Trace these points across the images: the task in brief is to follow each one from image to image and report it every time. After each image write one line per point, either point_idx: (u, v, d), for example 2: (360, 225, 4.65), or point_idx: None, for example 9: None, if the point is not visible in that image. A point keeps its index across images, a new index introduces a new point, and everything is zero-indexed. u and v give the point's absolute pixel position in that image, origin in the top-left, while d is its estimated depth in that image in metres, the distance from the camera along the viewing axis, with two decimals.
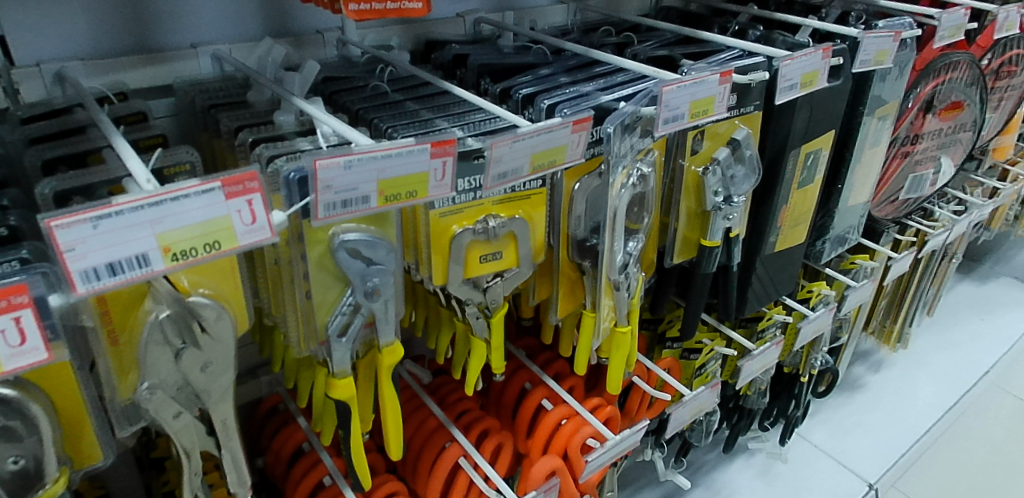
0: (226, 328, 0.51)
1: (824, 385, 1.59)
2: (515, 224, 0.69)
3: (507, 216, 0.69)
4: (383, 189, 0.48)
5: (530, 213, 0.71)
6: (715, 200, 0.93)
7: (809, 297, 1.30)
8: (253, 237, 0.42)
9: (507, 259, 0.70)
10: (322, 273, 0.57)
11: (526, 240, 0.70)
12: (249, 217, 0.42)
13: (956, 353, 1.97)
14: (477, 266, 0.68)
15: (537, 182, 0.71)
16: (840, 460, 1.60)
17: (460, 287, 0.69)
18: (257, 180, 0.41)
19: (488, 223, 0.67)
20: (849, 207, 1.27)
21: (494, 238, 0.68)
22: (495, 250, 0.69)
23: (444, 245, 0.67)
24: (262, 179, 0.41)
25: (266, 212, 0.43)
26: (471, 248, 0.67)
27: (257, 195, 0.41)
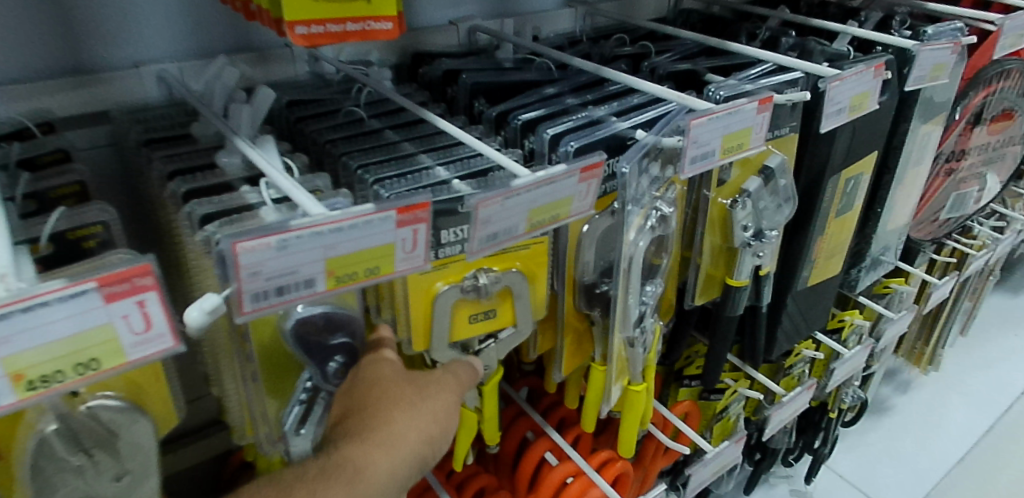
0: (144, 434, 0.40)
1: (852, 412, 1.46)
2: (512, 278, 0.57)
3: (501, 269, 0.57)
4: (332, 270, 0.37)
5: (530, 262, 0.60)
6: (744, 235, 0.81)
7: (841, 328, 1.18)
8: (147, 347, 0.32)
9: (503, 319, 0.60)
10: (268, 356, 0.47)
11: (526, 299, 0.59)
12: (139, 323, 0.31)
13: (992, 373, 1.81)
14: (466, 328, 0.58)
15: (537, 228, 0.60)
16: (868, 492, 1.48)
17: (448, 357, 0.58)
18: (151, 275, 0.30)
19: (477, 280, 0.55)
20: (887, 231, 1.14)
21: (485, 297, 0.57)
22: (488, 307, 0.58)
23: (425, 310, 0.55)
24: (159, 272, 0.31)
25: (167, 314, 0.32)
26: (458, 307, 0.56)
27: (152, 294, 0.31)
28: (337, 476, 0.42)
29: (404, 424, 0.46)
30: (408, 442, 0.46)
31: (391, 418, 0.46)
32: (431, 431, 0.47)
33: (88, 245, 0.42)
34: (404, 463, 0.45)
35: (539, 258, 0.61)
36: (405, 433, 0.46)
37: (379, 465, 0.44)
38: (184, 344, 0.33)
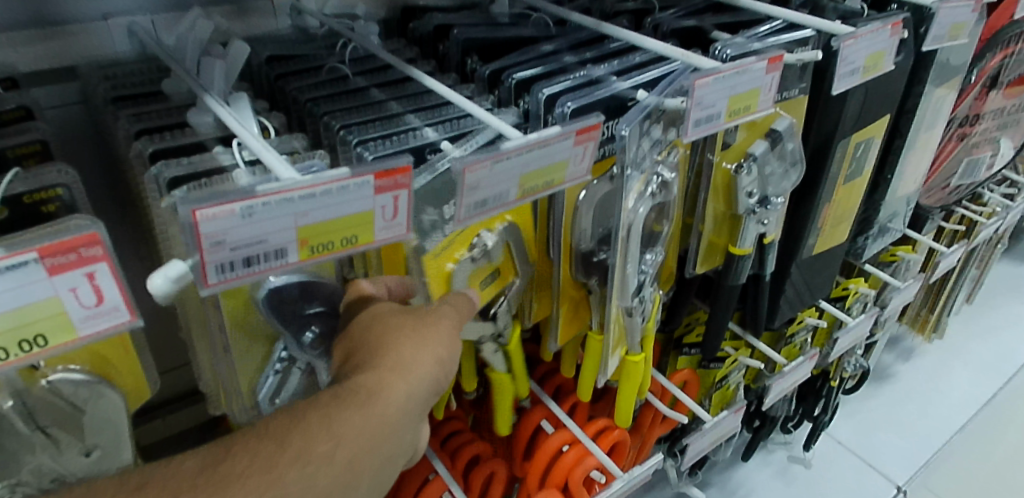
0: (112, 408, 0.39)
1: (853, 380, 1.45)
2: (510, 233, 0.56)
3: (499, 227, 0.55)
4: (305, 239, 0.35)
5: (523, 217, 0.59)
6: (748, 202, 0.79)
7: (845, 296, 1.16)
8: (101, 322, 0.30)
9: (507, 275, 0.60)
10: (242, 330, 0.44)
11: (520, 245, 0.58)
12: (90, 296, 0.29)
13: (995, 342, 1.79)
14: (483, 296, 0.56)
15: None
16: (867, 459, 1.47)
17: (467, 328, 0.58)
18: (100, 245, 0.28)
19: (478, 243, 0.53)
20: (897, 197, 1.11)
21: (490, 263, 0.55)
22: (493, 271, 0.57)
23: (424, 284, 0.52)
24: (109, 242, 0.28)
25: (120, 287, 0.30)
26: (472, 279, 0.54)
27: (102, 266, 0.28)
28: (350, 404, 0.40)
29: (417, 350, 0.43)
30: (419, 365, 0.43)
31: (401, 347, 0.43)
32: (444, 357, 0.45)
33: (47, 209, 0.39)
34: (419, 386, 0.43)
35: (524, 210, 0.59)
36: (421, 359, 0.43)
37: (394, 390, 0.41)
38: (142, 318, 0.31)
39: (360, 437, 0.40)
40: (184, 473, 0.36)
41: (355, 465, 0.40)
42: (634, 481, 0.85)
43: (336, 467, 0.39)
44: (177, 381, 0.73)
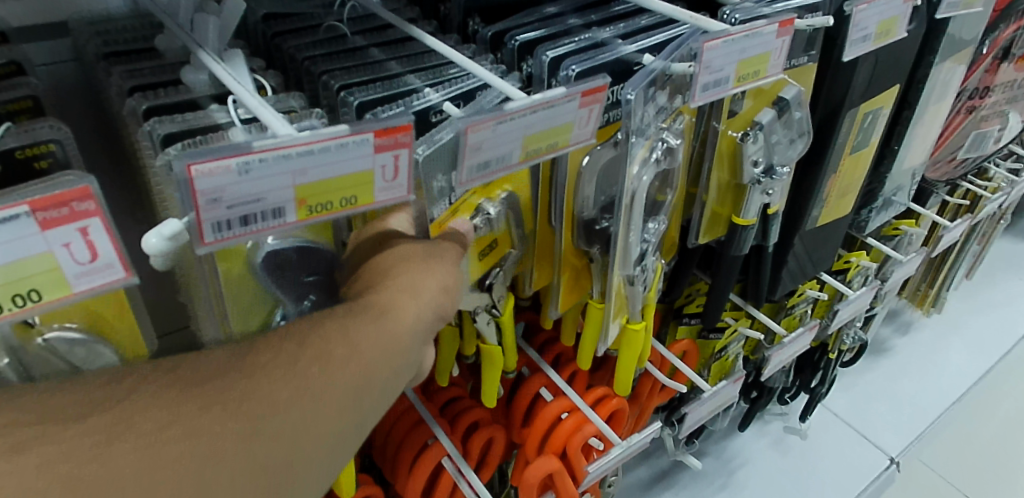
0: (109, 367, 0.38)
1: (851, 353, 1.45)
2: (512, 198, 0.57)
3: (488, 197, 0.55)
4: (304, 199, 0.34)
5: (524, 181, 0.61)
6: (754, 172, 0.77)
7: (846, 269, 1.16)
8: (96, 278, 0.29)
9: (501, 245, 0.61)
10: (239, 295, 0.44)
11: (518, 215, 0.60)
12: (83, 252, 0.28)
13: (993, 318, 1.79)
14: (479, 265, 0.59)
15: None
16: (862, 431, 1.48)
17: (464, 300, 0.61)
18: (92, 200, 0.27)
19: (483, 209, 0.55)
20: (902, 169, 1.10)
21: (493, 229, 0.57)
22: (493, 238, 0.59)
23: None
24: (101, 196, 0.28)
25: (114, 243, 0.29)
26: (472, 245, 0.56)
27: (96, 221, 0.28)
28: (361, 317, 0.40)
29: (425, 275, 0.44)
30: (426, 289, 0.43)
31: (413, 270, 0.43)
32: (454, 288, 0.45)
33: (40, 165, 0.39)
34: (426, 309, 0.43)
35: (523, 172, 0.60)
36: (432, 283, 0.44)
37: (404, 310, 0.42)
38: (137, 276, 0.30)
39: (374, 349, 0.39)
40: (216, 362, 0.36)
41: (367, 379, 0.39)
42: (632, 449, 0.86)
43: (350, 372, 0.38)
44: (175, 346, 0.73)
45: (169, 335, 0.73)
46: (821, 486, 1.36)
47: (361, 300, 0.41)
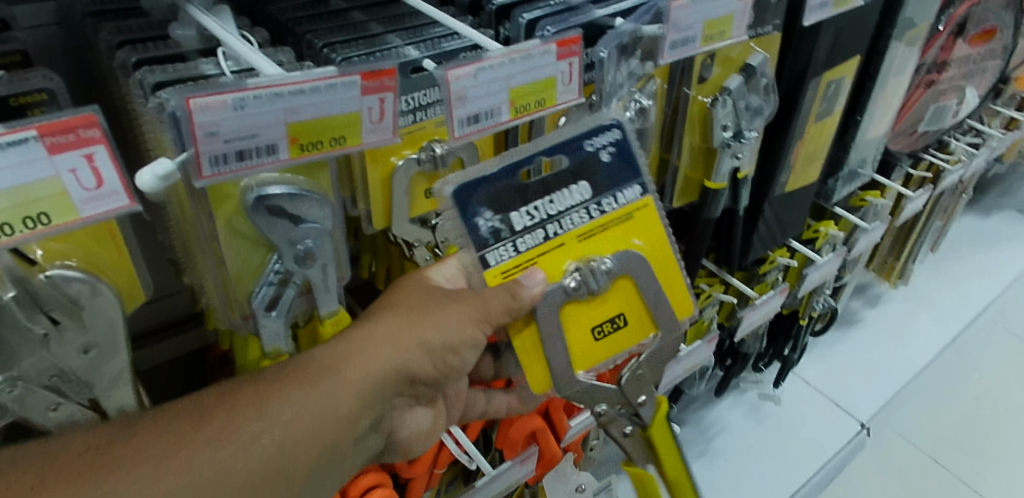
0: (108, 306, 0.40)
1: (822, 322, 1.49)
2: (636, 261, 0.55)
3: (455, 139, 0.55)
4: (295, 137, 0.36)
5: (663, 250, 0.58)
6: (723, 135, 0.80)
7: (815, 238, 1.20)
8: (101, 204, 0.33)
9: (631, 333, 0.58)
10: (234, 239, 0.46)
11: (649, 283, 0.57)
12: (89, 178, 0.32)
13: (955, 290, 1.85)
14: (594, 344, 0.56)
15: (636, 193, 0.56)
16: (834, 399, 1.53)
17: (576, 388, 0.56)
18: (97, 128, 0.31)
19: (580, 263, 0.53)
20: (866, 140, 1.14)
21: (599, 289, 0.54)
22: (618, 312, 0.57)
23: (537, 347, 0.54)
24: (105, 125, 0.32)
25: (119, 174, 0.33)
26: (574, 317, 0.55)
27: (101, 148, 0.32)
28: (289, 395, 0.44)
29: (371, 355, 0.48)
30: (370, 370, 0.47)
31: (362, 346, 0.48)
32: (442, 350, 0.50)
33: (33, 113, 0.40)
34: (363, 390, 0.46)
35: (652, 222, 0.57)
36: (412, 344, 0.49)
37: (340, 390, 0.45)
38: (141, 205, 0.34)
39: (295, 424, 0.43)
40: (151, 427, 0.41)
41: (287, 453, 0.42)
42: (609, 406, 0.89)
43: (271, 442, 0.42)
44: (162, 313, 0.73)
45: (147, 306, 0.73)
46: (794, 452, 1.40)
47: (312, 368, 0.46)
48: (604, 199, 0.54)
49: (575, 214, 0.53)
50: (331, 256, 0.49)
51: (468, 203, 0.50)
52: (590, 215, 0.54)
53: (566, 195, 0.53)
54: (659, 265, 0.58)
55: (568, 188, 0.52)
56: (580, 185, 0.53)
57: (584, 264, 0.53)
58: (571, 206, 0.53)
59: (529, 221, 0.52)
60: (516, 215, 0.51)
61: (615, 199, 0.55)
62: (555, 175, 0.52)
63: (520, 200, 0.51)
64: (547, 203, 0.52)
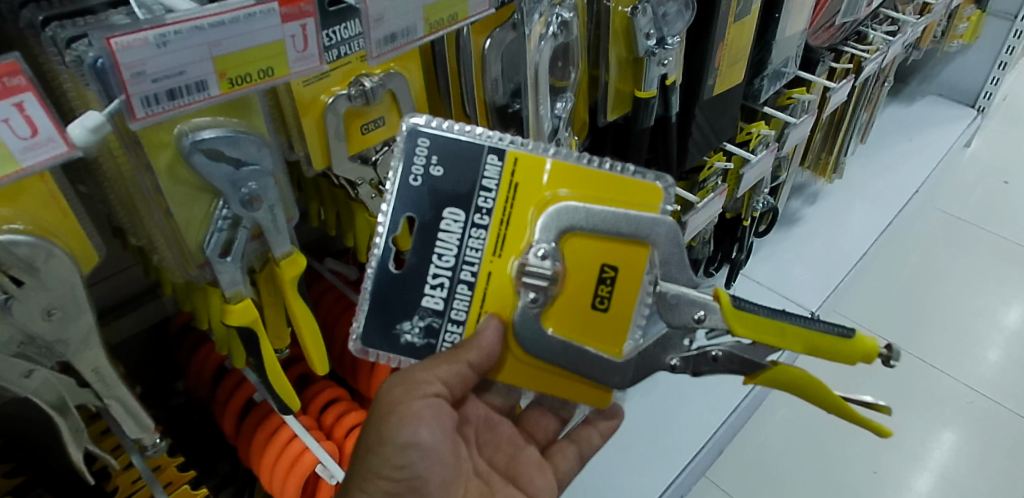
0: (64, 266, 0.42)
1: (764, 224, 1.54)
2: (558, 222, 0.55)
3: (382, 72, 0.56)
4: (223, 72, 0.40)
5: (567, 173, 0.55)
6: (647, 44, 0.82)
7: (749, 140, 1.24)
8: (39, 151, 0.36)
9: (630, 272, 0.57)
10: (178, 186, 0.46)
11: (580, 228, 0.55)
12: (24, 128, 0.35)
13: (887, 175, 1.88)
14: (609, 316, 0.58)
15: (495, 163, 0.55)
16: (784, 293, 1.55)
17: (630, 373, 0.59)
18: (22, 76, 0.34)
19: (523, 277, 0.55)
20: (786, 38, 1.17)
21: (554, 289, 0.56)
22: (599, 266, 0.57)
23: (547, 373, 0.60)
24: (29, 73, 0.35)
25: (48, 118, 0.36)
26: (569, 327, 0.58)
27: (29, 96, 0.35)
28: None
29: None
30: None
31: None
32: (383, 467, 0.55)
33: None
34: None
35: (529, 189, 0.55)
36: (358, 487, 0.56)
37: None
38: (77, 149, 0.38)
39: None
40: None
41: None
42: None
43: None
44: (116, 290, 0.73)
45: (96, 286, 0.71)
46: None
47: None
48: (478, 200, 0.55)
49: (471, 240, 0.56)
50: (277, 196, 0.50)
51: (386, 330, 0.58)
52: (484, 229, 0.56)
53: (447, 237, 0.55)
54: (577, 194, 0.55)
55: (441, 233, 0.55)
56: (449, 214, 0.55)
57: (527, 279, 0.55)
58: (459, 240, 0.56)
59: (443, 291, 0.57)
60: (428, 300, 0.57)
61: (486, 188, 0.55)
62: (420, 236, 0.55)
63: (417, 282, 0.56)
64: (440, 252, 0.56)
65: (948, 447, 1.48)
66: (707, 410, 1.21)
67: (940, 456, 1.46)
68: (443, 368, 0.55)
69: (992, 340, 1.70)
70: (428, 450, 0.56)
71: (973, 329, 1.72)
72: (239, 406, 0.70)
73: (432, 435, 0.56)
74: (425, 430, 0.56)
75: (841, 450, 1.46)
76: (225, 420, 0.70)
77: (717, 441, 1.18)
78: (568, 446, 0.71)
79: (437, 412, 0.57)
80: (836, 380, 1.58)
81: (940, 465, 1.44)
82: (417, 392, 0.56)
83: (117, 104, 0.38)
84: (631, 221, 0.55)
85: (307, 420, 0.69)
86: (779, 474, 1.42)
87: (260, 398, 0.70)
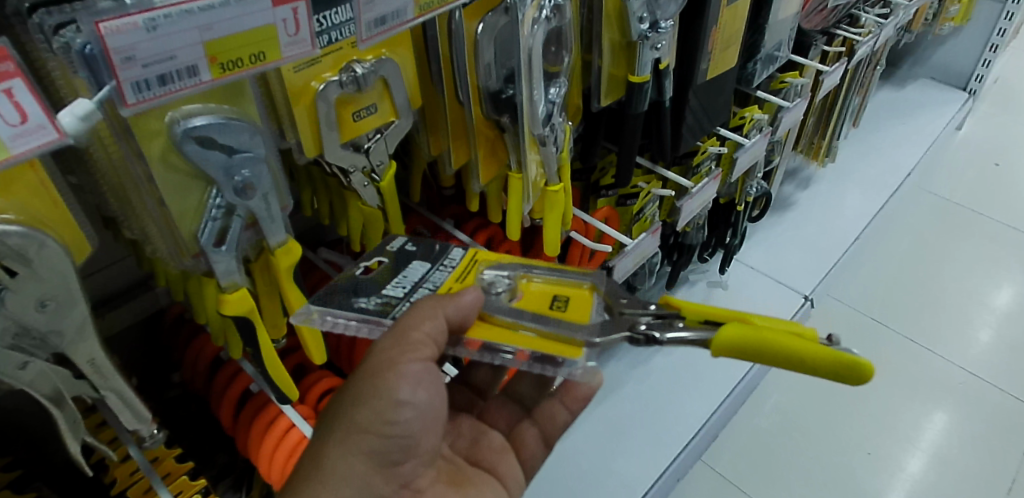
0: (57, 257, 0.42)
1: (758, 208, 1.54)
2: (515, 266, 0.62)
3: (374, 58, 0.56)
4: (214, 56, 0.40)
5: (526, 261, 0.64)
6: (641, 28, 0.82)
7: (742, 124, 1.24)
8: (30, 139, 0.36)
9: (580, 300, 0.59)
10: (172, 175, 0.46)
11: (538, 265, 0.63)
12: (15, 115, 0.35)
13: (879, 159, 1.88)
14: (566, 313, 0.57)
15: (461, 252, 0.64)
16: (777, 278, 1.54)
17: (599, 328, 0.56)
18: (11, 62, 0.34)
19: (484, 278, 0.61)
20: (779, 21, 1.16)
21: (512, 293, 0.60)
22: (554, 297, 0.60)
23: (510, 334, 0.56)
24: (17, 58, 0.34)
25: (38, 104, 0.36)
26: (526, 311, 0.58)
27: (18, 81, 0.34)
28: None
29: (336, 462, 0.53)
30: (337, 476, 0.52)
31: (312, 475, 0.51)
32: (373, 422, 0.53)
33: None
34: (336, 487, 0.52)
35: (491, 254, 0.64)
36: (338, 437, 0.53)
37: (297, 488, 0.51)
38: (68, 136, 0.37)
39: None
40: None
41: None
42: (641, 244, 1.01)
43: None
44: (109, 281, 0.72)
45: (91, 279, 0.70)
46: None
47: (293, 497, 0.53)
48: (445, 260, 0.63)
49: (434, 274, 0.61)
50: (269, 184, 0.50)
51: (341, 300, 0.57)
52: (447, 271, 0.62)
53: (413, 269, 0.61)
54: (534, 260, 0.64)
55: (409, 266, 0.61)
56: (415, 263, 0.62)
57: (485, 281, 0.61)
58: (424, 273, 0.61)
59: (402, 289, 0.60)
60: (388, 291, 0.59)
61: (453, 257, 0.63)
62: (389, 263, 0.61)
63: (379, 283, 0.60)
64: (401, 279, 0.60)
65: (940, 427, 1.49)
66: (703, 394, 1.21)
67: (934, 436, 1.48)
68: (438, 324, 0.53)
69: (983, 322, 1.71)
70: (422, 410, 0.54)
71: (965, 311, 1.74)
72: (235, 397, 0.69)
73: (428, 396, 0.55)
74: (421, 391, 0.54)
75: (835, 431, 1.47)
76: (222, 409, 0.69)
77: (713, 424, 1.19)
78: (530, 428, 0.75)
79: (430, 373, 0.54)
80: None
81: (932, 446, 1.46)
82: (412, 354, 0.53)
83: (108, 91, 0.37)
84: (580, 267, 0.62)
85: (304, 409, 0.69)
86: (774, 456, 1.43)
87: (256, 389, 0.70)
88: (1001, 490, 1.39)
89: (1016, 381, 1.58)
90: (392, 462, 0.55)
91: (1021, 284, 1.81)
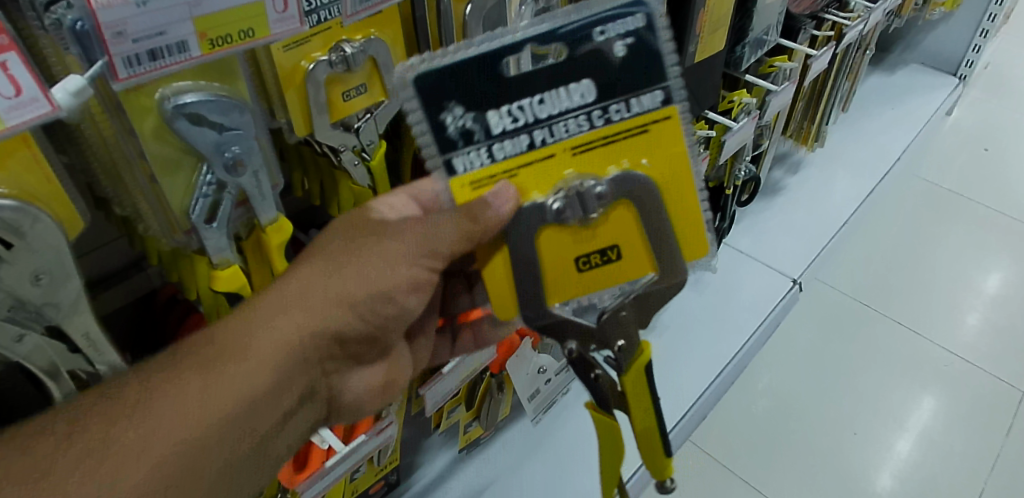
0: (50, 230, 0.43)
1: (747, 193, 1.55)
2: (632, 184, 0.51)
3: (361, 38, 0.56)
4: (202, 32, 0.41)
5: (682, 171, 0.53)
6: None
7: (730, 108, 1.24)
8: (25, 111, 0.36)
9: (621, 267, 0.55)
10: (163, 149, 0.47)
11: (652, 204, 0.52)
12: (9, 87, 0.36)
13: (869, 144, 1.89)
14: (576, 275, 0.54)
15: (656, 100, 0.50)
16: (766, 262, 1.56)
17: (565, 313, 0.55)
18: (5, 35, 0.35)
19: (582, 179, 0.51)
20: (766, 6, 1.17)
21: (585, 218, 0.52)
22: (610, 244, 0.54)
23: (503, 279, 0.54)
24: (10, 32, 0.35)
25: (32, 78, 0.36)
26: (548, 255, 0.53)
27: (12, 55, 0.35)
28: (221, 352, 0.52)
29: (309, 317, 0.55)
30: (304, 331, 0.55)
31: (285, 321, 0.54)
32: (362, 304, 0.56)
33: None
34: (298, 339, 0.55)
35: (665, 137, 0.51)
36: (323, 299, 0.55)
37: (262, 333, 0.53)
38: (61, 109, 0.38)
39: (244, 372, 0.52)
40: None
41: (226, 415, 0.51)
42: None
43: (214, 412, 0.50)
44: (100, 263, 0.72)
45: (82, 259, 0.71)
46: (737, 316, 1.43)
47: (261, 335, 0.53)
48: (613, 106, 0.49)
49: (569, 121, 0.49)
50: (260, 161, 0.51)
51: (439, 98, 0.48)
52: (586, 124, 0.50)
53: (559, 96, 0.49)
54: (668, 178, 0.53)
55: (563, 89, 0.48)
56: (581, 85, 0.48)
57: (573, 187, 0.51)
58: (564, 111, 0.49)
59: (511, 125, 0.49)
60: (493, 116, 0.48)
61: (632, 105, 0.50)
62: (548, 72, 0.48)
63: (517, 91, 0.48)
64: (529, 107, 0.48)
65: (926, 410, 1.52)
66: None
67: (919, 418, 1.50)
68: (464, 244, 0.52)
69: (970, 306, 1.73)
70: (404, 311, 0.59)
71: (953, 295, 1.76)
72: None
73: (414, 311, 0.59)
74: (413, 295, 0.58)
75: (822, 412, 1.49)
76: None
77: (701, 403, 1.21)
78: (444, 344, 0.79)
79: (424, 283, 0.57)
80: (817, 347, 1.62)
81: (917, 426, 1.49)
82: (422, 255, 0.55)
83: (98, 67, 0.38)
84: (673, 251, 0.54)
85: None
86: (761, 437, 1.45)
87: None
88: (984, 469, 1.42)
89: (1001, 365, 1.61)
90: (353, 340, 0.59)
91: (1008, 269, 1.83)
